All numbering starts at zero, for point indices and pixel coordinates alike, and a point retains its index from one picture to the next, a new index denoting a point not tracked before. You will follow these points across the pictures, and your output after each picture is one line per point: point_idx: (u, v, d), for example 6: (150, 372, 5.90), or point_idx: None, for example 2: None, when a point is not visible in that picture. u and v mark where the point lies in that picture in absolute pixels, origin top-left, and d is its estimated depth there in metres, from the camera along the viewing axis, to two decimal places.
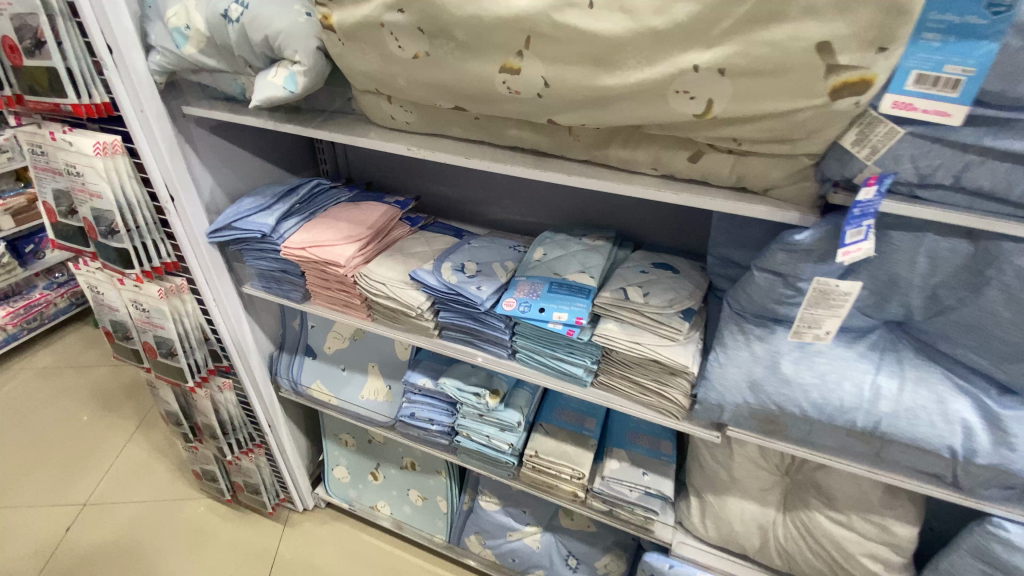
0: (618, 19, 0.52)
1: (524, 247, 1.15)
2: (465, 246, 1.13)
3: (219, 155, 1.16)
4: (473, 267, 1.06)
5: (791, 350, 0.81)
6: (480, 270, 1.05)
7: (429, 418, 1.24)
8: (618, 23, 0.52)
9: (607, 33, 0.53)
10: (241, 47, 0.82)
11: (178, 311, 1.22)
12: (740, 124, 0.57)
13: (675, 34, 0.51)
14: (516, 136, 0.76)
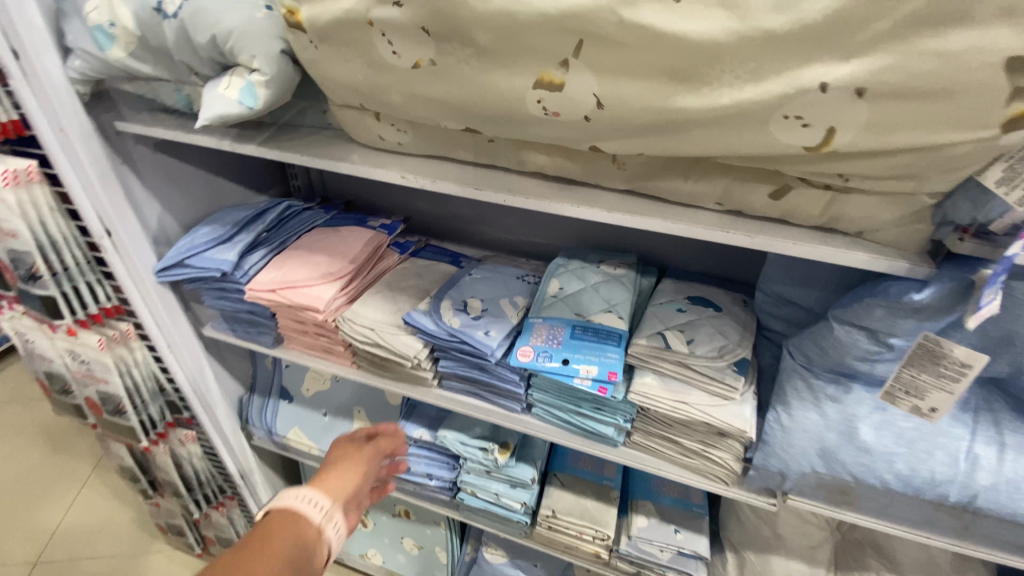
0: (709, 18, 0.38)
1: (534, 277, 0.99)
2: (466, 277, 0.96)
3: (166, 177, 0.97)
4: (478, 305, 0.89)
5: (870, 413, 0.68)
6: (486, 309, 0.88)
7: (427, 473, 1.09)
8: (710, 23, 0.38)
9: (699, 38, 0.38)
10: (183, 50, 0.65)
11: (124, 362, 1.05)
12: (861, 158, 0.43)
13: (798, 41, 0.37)
14: (542, 161, 0.61)
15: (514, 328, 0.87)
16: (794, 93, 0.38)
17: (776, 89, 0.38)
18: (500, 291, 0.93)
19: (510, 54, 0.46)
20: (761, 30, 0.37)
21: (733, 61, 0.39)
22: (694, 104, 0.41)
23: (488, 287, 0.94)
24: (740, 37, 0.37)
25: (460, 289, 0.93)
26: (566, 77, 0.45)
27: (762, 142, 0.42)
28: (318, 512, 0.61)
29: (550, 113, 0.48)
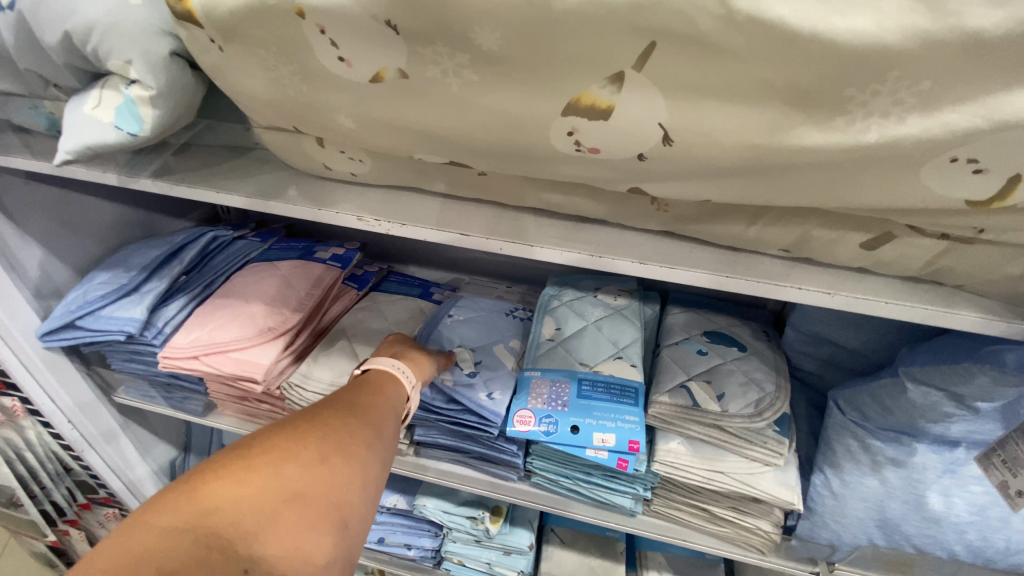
0: (875, 8, 0.25)
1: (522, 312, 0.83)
2: (447, 319, 0.78)
3: (53, 212, 0.75)
4: (470, 357, 0.73)
5: (938, 478, 0.55)
6: (481, 362, 0.72)
7: (404, 543, 0.94)
8: (881, 16, 0.25)
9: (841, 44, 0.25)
10: (27, 52, 0.46)
11: (12, 446, 0.85)
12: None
13: (1000, 51, 0.24)
14: (551, 198, 0.46)
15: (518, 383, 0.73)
16: (984, 130, 0.26)
17: (961, 122, 0.26)
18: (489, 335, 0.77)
19: (528, 63, 0.31)
20: (966, 31, 0.24)
21: (901, 78, 0.26)
22: (818, 140, 0.29)
23: (475, 331, 0.77)
24: (927, 43, 0.24)
25: (443, 335, 0.75)
26: (618, 98, 0.31)
27: (899, 188, 0.30)
28: (408, 382, 0.54)
29: (586, 149, 0.35)
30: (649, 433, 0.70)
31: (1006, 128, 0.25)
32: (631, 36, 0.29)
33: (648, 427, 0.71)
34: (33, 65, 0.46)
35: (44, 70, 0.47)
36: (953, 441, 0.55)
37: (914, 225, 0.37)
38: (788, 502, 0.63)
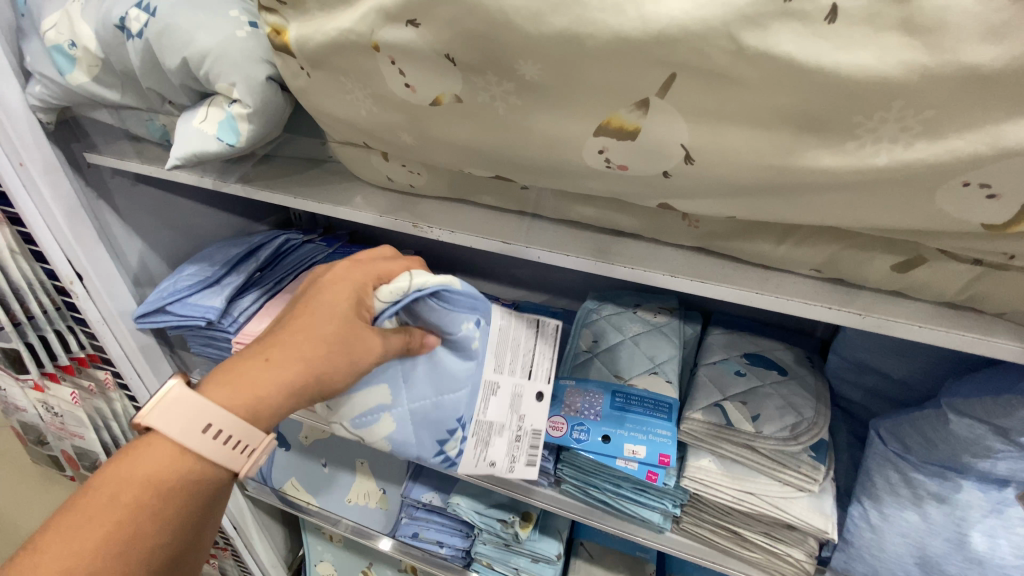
0: (875, 45, 0.27)
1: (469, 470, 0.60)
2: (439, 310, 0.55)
3: (154, 210, 0.87)
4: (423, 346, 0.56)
5: (983, 518, 0.53)
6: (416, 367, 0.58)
7: (436, 541, 0.97)
8: (882, 52, 0.27)
9: (844, 77, 0.28)
10: (150, 73, 0.54)
11: (99, 415, 0.95)
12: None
13: (997, 85, 0.26)
14: (588, 212, 0.50)
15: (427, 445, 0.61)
16: (989, 156, 0.28)
17: (965, 148, 0.28)
18: (431, 415, 0.60)
19: (564, 92, 0.36)
20: (965, 65, 0.26)
21: (905, 107, 0.28)
22: (832, 162, 0.31)
23: (445, 376, 0.58)
24: (928, 76, 0.27)
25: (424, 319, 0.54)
26: (644, 122, 0.35)
27: (916, 209, 0.32)
28: (216, 441, 0.43)
29: (615, 167, 0.38)
30: (680, 450, 0.71)
31: (1009, 155, 0.27)
32: (656, 68, 0.32)
33: (679, 444, 0.71)
34: (154, 85, 0.55)
35: (162, 89, 0.56)
36: (1001, 480, 0.53)
37: (944, 249, 0.38)
38: (821, 531, 0.61)
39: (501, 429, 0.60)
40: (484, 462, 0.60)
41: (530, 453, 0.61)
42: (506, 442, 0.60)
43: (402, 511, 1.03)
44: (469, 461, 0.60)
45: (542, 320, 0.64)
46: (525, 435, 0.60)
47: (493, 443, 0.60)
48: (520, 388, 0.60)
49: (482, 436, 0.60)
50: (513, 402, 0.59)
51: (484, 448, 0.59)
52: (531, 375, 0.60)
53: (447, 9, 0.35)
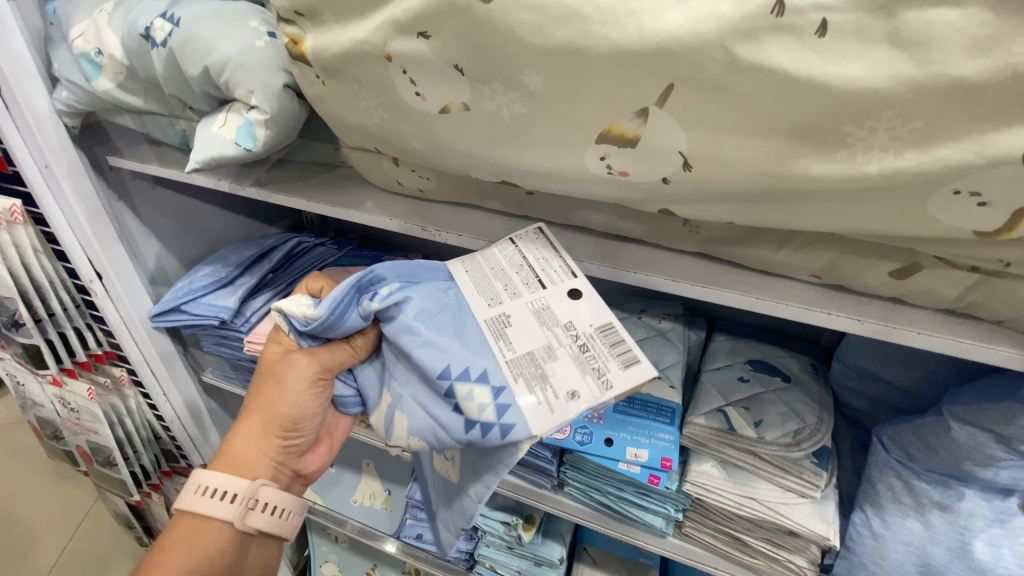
0: (863, 58, 0.29)
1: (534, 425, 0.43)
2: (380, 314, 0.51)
3: (171, 212, 0.89)
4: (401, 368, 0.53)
5: (986, 527, 0.52)
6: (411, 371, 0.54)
7: (440, 542, 0.98)
8: (870, 65, 0.29)
9: (835, 87, 0.29)
10: (173, 81, 0.57)
11: (114, 411, 0.97)
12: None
13: (980, 97, 0.27)
14: (592, 217, 0.51)
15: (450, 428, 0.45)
16: (977, 164, 0.29)
17: (953, 157, 0.29)
18: (432, 397, 0.48)
19: (566, 100, 0.37)
20: (949, 77, 0.27)
21: (894, 117, 0.29)
22: (824, 170, 0.33)
23: (401, 346, 0.49)
24: (914, 87, 0.28)
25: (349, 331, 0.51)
26: (643, 130, 0.36)
27: (909, 215, 0.33)
28: (222, 501, 0.54)
29: (616, 173, 0.40)
30: (683, 454, 0.71)
31: (995, 163, 0.28)
32: (656, 79, 0.34)
33: (682, 448, 0.72)
34: (174, 92, 0.58)
35: (183, 96, 0.58)
36: (1005, 489, 0.52)
37: (940, 256, 0.38)
38: (824, 538, 0.61)
39: (548, 354, 0.45)
40: (549, 404, 0.43)
41: (611, 358, 0.44)
42: (571, 362, 0.44)
43: (407, 512, 1.04)
44: (534, 413, 0.43)
45: (519, 233, 0.53)
46: (583, 343, 0.45)
47: (548, 369, 0.44)
48: (542, 299, 0.48)
49: (531, 375, 0.44)
50: (541, 316, 0.47)
51: (543, 386, 0.43)
52: (545, 284, 0.49)
53: (457, 22, 0.36)
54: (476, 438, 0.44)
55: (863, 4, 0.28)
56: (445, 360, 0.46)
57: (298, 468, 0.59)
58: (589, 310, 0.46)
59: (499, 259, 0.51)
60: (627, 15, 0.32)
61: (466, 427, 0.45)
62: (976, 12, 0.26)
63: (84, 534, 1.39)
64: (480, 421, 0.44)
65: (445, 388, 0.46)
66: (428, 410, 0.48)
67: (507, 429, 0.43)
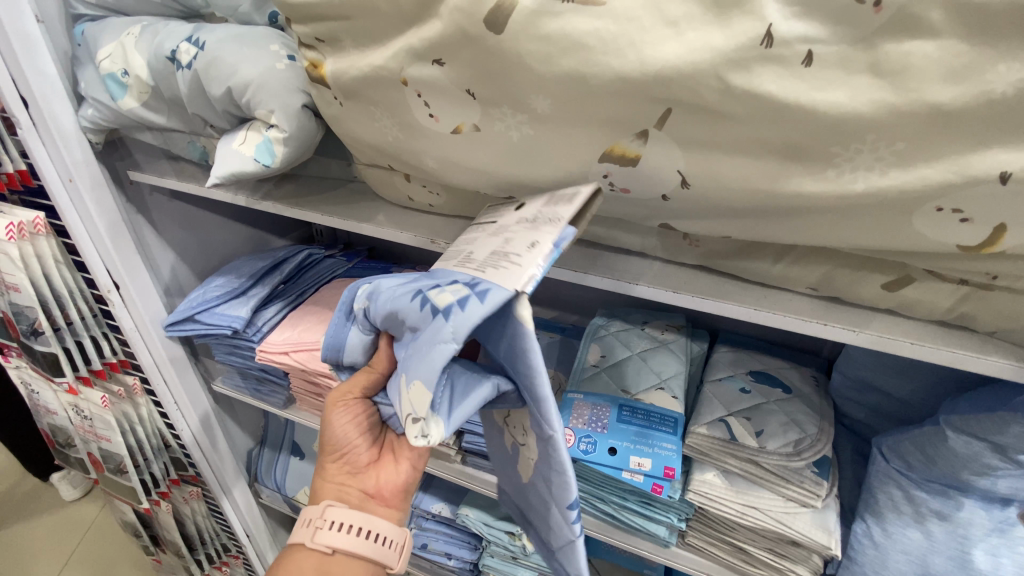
0: (848, 86, 0.31)
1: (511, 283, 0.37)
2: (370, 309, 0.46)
3: (186, 225, 0.92)
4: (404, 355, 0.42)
5: (986, 536, 0.52)
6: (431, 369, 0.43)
7: (445, 552, 0.99)
8: (854, 92, 0.31)
9: (820, 113, 0.32)
10: (195, 101, 0.59)
11: (127, 419, 0.99)
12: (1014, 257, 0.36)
13: (953, 122, 0.30)
14: (597, 232, 0.53)
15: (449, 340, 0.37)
16: (956, 183, 0.31)
17: (935, 176, 0.32)
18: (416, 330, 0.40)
19: (572, 122, 0.40)
20: (926, 103, 0.30)
21: (878, 139, 0.32)
22: (814, 188, 0.35)
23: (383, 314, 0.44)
24: (896, 112, 0.31)
25: (355, 348, 0.50)
26: (644, 150, 0.39)
27: (896, 230, 0.36)
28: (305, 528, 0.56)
29: (618, 190, 0.43)
30: (686, 463, 0.72)
31: (972, 182, 0.31)
32: (655, 104, 0.36)
33: (685, 457, 0.73)
34: (195, 111, 0.61)
35: (203, 115, 0.61)
36: (1004, 499, 0.53)
37: (930, 269, 0.40)
38: (825, 547, 0.62)
39: (505, 242, 0.43)
40: (514, 263, 0.39)
41: (557, 206, 0.43)
42: (525, 232, 0.42)
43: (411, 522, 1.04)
44: (503, 274, 0.39)
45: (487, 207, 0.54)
46: (533, 218, 0.43)
47: (509, 247, 0.41)
48: (495, 223, 0.47)
49: (493, 259, 0.41)
50: (497, 231, 0.45)
51: (505, 258, 0.40)
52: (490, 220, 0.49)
53: (470, 51, 0.39)
54: (462, 324, 0.37)
55: (846, 37, 0.31)
56: (413, 288, 0.42)
57: (367, 489, 0.58)
58: (535, 202, 0.46)
59: (466, 231, 0.51)
60: (628, 45, 0.34)
61: (446, 317, 0.37)
62: (952, 43, 0.29)
63: (89, 543, 1.40)
64: (457, 304, 0.37)
65: (421, 310, 0.39)
66: (415, 349, 0.40)
67: (484, 294, 0.37)
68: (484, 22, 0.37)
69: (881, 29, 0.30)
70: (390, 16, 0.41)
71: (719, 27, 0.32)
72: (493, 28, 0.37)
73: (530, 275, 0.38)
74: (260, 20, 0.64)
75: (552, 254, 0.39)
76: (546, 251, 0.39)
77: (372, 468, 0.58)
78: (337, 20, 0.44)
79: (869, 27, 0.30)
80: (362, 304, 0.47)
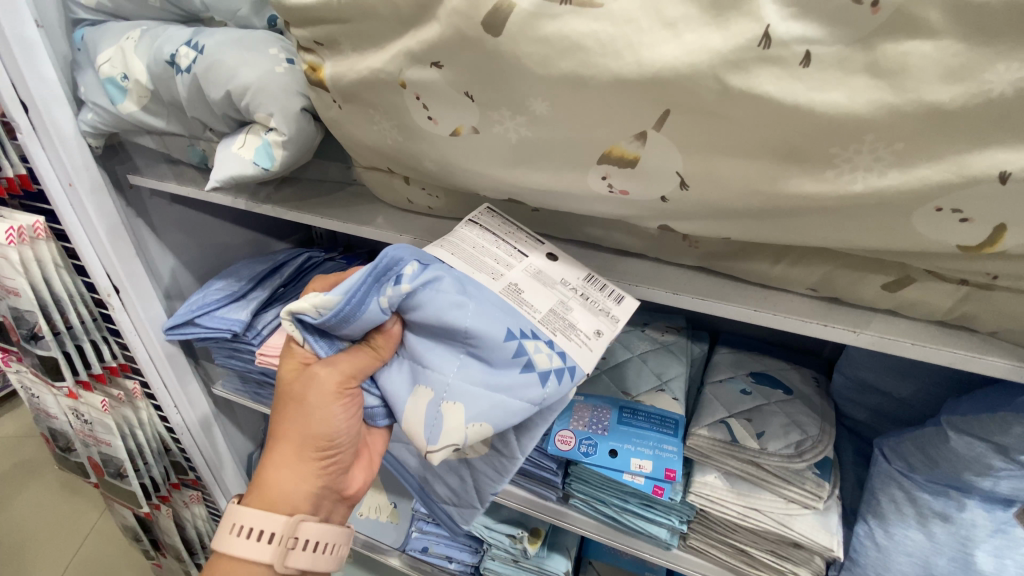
0: (846, 87, 0.31)
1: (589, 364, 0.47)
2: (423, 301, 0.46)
3: (186, 228, 0.92)
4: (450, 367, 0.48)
5: (988, 537, 0.52)
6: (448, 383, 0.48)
7: (445, 556, 0.99)
8: (852, 92, 0.31)
9: (818, 114, 0.32)
10: (195, 104, 0.60)
11: (127, 423, 0.98)
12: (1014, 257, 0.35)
13: (951, 122, 0.30)
14: (597, 233, 0.53)
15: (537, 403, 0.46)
16: (956, 183, 0.31)
17: (934, 176, 0.31)
18: (490, 367, 0.47)
19: (571, 123, 0.40)
20: (924, 103, 0.30)
21: (876, 140, 0.32)
22: (813, 188, 0.35)
23: (449, 326, 0.46)
24: (894, 112, 0.31)
25: (365, 325, 0.47)
26: (642, 151, 0.39)
27: (896, 230, 0.36)
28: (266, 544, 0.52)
29: (617, 191, 0.43)
30: (687, 465, 0.72)
31: (972, 182, 0.31)
32: (654, 106, 0.36)
33: (686, 459, 0.73)
34: (194, 115, 0.61)
35: (202, 119, 0.61)
36: (1006, 499, 0.52)
37: (930, 269, 0.40)
38: (827, 549, 0.61)
39: (564, 307, 0.49)
40: (585, 345, 0.48)
41: (606, 298, 0.50)
42: (583, 307, 0.49)
43: (413, 525, 1.04)
44: (579, 353, 0.47)
45: (476, 214, 0.54)
46: (583, 293, 0.50)
47: (569, 316, 0.48)
48: (533, 265, 0.51)
49: (560, 326, 0.48)
50: (540, 280, 0.50)
51: (574, 332, 0.48)
52: (524, 253, 0.52)
53: (469, 54, 0.39)
54: (548, 395, 0.46)
55: (844, 37, 0.31)
56: (505, 324, 0.46)
57: (336, 492, 0.57)
58: (572, 268, 0.52)
59: (476, 240, 0.52)
60: (625, 47, 0.34)
61: (540, 381, 0.46)
62: (950, 43, 0.29)
63: (90, 548, 1.39)
64: (551, 377, 0.46)
65: (514, 360, 0.46)
66: (490, 386, 0.47)
67: (573, 371, 0.47)
68: (482, 25, 0.37)
69: (879, 30, 0.30)
70: (388, 19, 0.41)
71: (716, 28, 0.32)
72: (491, 30, 0.37)
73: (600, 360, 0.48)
74: (259, 24, 0.64)
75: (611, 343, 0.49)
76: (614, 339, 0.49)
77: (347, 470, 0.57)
78: (335, 23, 0.44)
79: (867, 28, 0.30)
80: (409, 285, 0.45)
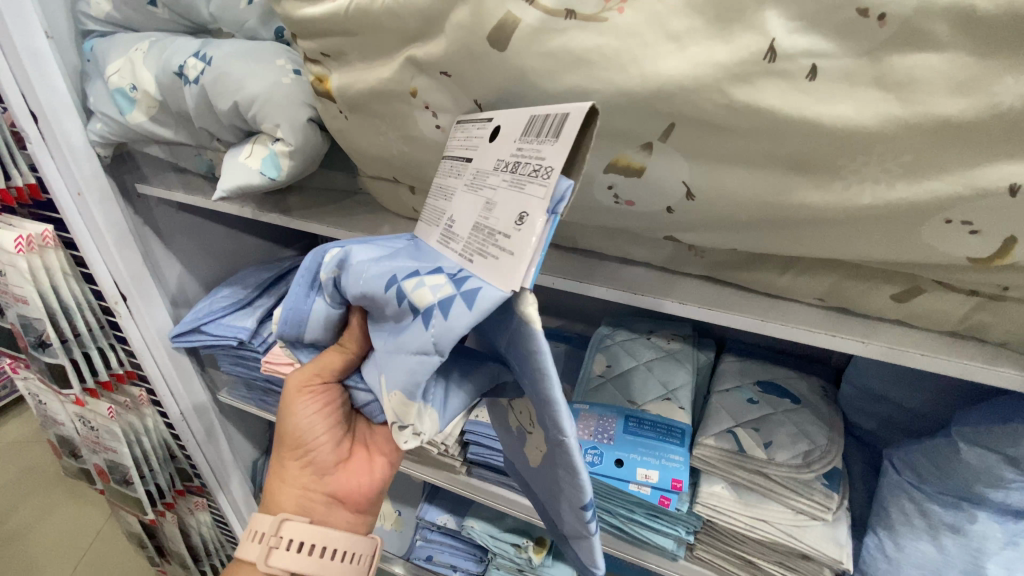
0: (854, 99, 0.31)
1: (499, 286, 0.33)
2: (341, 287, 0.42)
3: (192, 236, 0.93)
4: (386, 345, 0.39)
5: (1000, 549, 0.51)
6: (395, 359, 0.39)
7: (451, 564, 0.98)
8: (860, 105, 0.31)
9: (824, 127, 0.32)
10: (202, 115, 0.60)
11: (132, 430, 0.99)
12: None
13: (961, 134, 0.30)
14: (602, 242, 0.53)
15: (437, 352, 0.34)
16: (965, 195, 0.31)
17: (944, 188, 0.31)
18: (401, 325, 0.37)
19: None
20: (933, 116, 0.30)
21: (885, 152, 0.32)
22: (820, 200, 0.35)
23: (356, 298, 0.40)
24: (903, 125, 0.30)
25: (318, 322, 0.45)
26: (649, 161, 0.39)
27: (905, 242, 0.35)
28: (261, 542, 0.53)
29: (623, 201, 0.43)
30: (694, 475, 0.71)
31: (982, 194, 0.31)
32: (660, 118, 0.36)
33: (693, 469, 0.72)
34: (201, 125, 0.61)
35: (209, 129, 0.62)
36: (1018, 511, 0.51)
37: (939, 280, 0.39)
38: (836, 561, 0.60)
39: (489, 206, 0.36)
40: (503, 248, 0.33)
41: (539, 144, 0.34)
42: (509, 190, 0.35)
43: (416, 534, 1.04)
44: (495, 267, 0.33)
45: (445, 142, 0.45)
46: (513, 165, 0.36)
47: (492, 219, 0.35)
48: (472, 167, 0.40)
49: (481, 238, 0.35)
50: (474, 182, 0.39)
51: (494, 235, 0.34)
52: (469, 154, 0.41)
53: (474, 67, 0.39)
54: (444, 337, 0.33)
55: (851, 50, 0.30)
56: (389, 271, 0.37)
57: (332, 491, 0.55)
58: (508, 134, 0.37)
59: (440, 177, 0.44)
60: (630, 60, 0.34)
61: (426, 325, 0.34)
62: (957, 56, 0.28)
63: (95, 554, 1.40)
64: (443, 312, 0.33)
65: (408, 305, 0.35)
66: (400, 347, 0.36)
67: (472, 298, 0.33)
68: (488, 38, 0.37)
69: (885, 43, 0.30)
70: (394, 31, 0.42)
71: (722, 41, 0.32)
72: (496, 44, 0.37)
73: (529, 268, 0.32)
74: (267, 35, 0.65)
75: (546, 227, 0.32)
76: (539, 222, 0.31)
77: (342, 468, 0.55)
78: (341, 35, 0.44)
79: (874, 41, 0.30)
80: (328, 273, 0.42)
